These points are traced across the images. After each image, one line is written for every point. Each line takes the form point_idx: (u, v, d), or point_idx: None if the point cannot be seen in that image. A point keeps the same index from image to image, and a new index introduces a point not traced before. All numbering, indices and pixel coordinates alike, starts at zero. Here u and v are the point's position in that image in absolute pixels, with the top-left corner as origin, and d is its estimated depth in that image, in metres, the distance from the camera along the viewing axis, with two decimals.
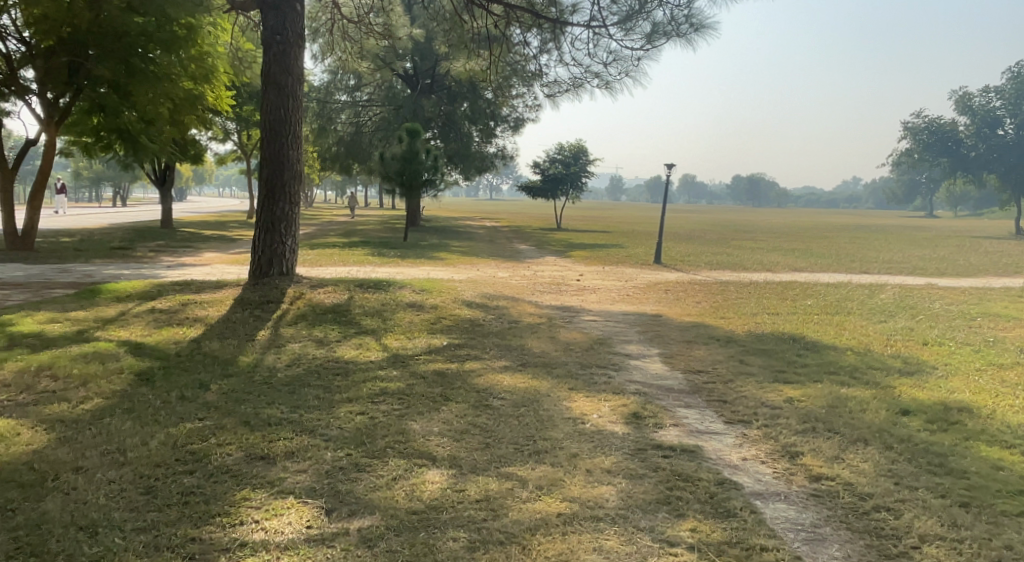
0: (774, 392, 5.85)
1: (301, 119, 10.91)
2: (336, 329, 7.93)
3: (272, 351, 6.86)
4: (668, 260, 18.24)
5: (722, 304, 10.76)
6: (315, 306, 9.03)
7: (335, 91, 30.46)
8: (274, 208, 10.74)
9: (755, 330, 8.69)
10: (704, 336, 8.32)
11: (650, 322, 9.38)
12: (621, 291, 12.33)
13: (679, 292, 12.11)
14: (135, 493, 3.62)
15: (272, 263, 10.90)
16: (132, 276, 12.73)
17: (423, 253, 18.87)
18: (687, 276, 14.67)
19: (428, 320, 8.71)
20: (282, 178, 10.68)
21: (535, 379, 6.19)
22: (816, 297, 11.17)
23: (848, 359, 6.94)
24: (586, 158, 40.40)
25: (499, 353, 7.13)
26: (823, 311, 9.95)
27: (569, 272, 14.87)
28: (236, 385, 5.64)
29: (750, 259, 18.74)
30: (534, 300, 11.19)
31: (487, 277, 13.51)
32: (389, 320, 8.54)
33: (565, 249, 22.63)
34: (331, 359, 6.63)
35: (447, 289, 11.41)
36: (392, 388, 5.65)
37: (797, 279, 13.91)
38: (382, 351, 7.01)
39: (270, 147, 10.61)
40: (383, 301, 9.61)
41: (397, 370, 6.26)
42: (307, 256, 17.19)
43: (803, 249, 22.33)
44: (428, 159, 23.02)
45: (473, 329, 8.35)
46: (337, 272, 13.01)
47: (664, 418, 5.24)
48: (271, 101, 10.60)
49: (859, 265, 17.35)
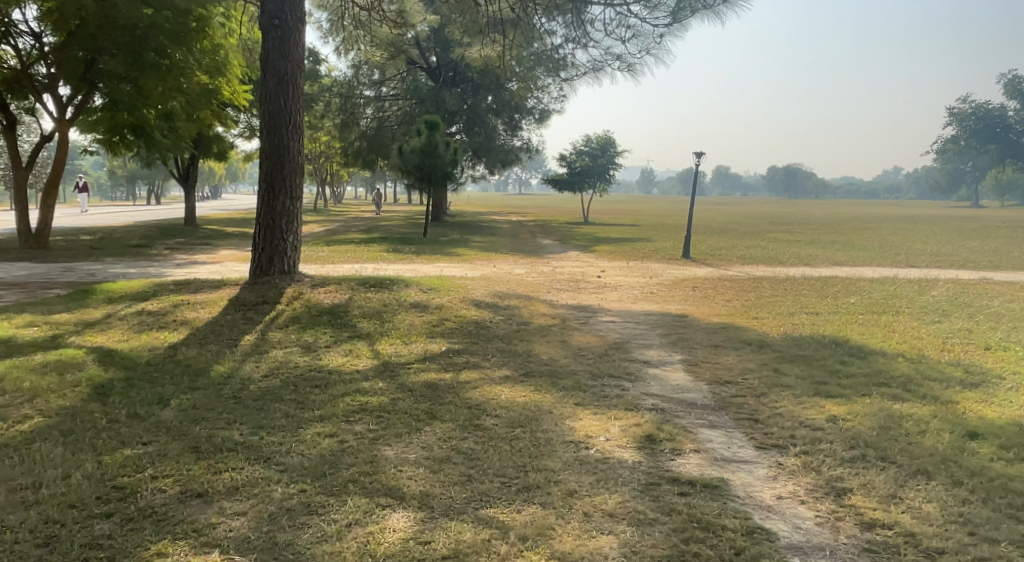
0: (813, 410, 5.06)
1: (303, 109, 10.32)
2: (328, 333, 7.33)
3: (252, 358, 6.23)
4: (698, 254, 17.42)
5: (753, 302, 9.90)
6: (311, 308, 8.43)
7: (357, 85, 29.91)
8: (275, 203, 10.15)
9: (792, 333, 7.85)
10: (733, 339, 7.53)
11: (675, 323, 8.59)
12: (645, 288, 11.54)
13: (707, 289, 11.31)
14: (30, 548, 3.05)
15: (272, 262, 10.34)
16: (136, 274, 12.31)
17: (441, 249, 18.20)
18: (718, 271, 13.83)
19: (430, 322, 8.04)
20: (283, 171, 10.12)
21: (539, 393, 5.47)
22: (860, 295, 10.25)
23: (899, 368, 6.09)
24: (614, 150, 39.60)
25: (502, 361, 6.44)
26: (868, 310, 9.05)
27: (591, 268, 14.13)
28: (200, 399, 5.00)
29: (786, 253, 17.76)
30: (550, 299, 10.45)
31: (504, 275, 12.81)
32: (388, 323, 7.93)
33: (590, 243, 21.86)
34: (314, 368, 5.98)
35: (457, 288, 10.74)
36: (373, 404, 4.97)
37: (837, 274, 12.97)
38: (373, 359, 6.35)
39: (269, 138, 10.05)
40: (385, 303, 8.97)
41: (384, 383, 5.58)
42: (321, 254, 16.65)
43: (843, 242, 21.20)
44: (447, 152, 22.40)
45: (479, 334, 7.66)
46: (346, 270, 12.43)
47: (684, 443, 4.48)
48: (270, 90, 10.03)
49: (905, 258, 16.32)
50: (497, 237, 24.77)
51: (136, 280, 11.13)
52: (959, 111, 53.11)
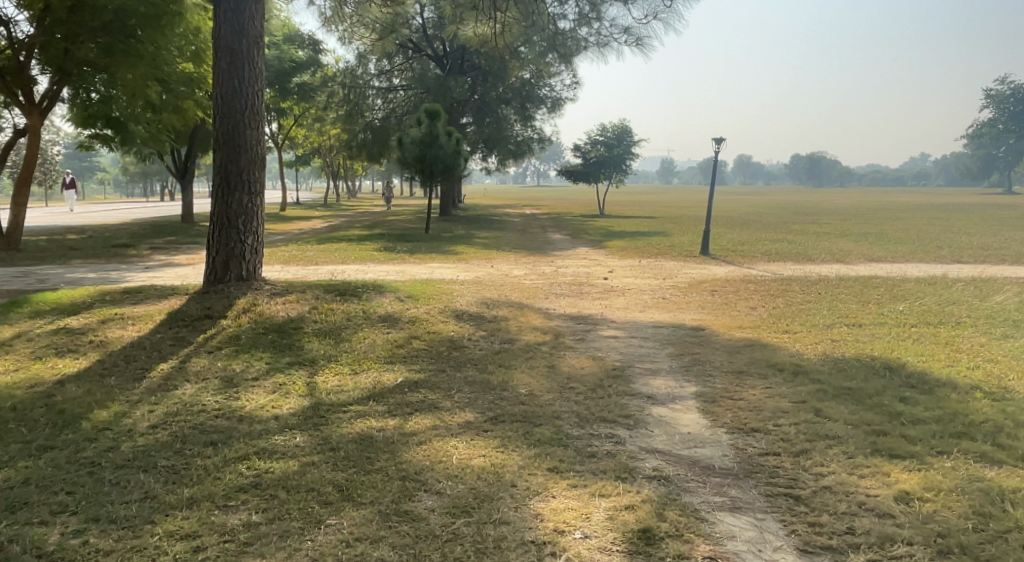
0: (877, 481, 3.73)
1: (260, 92, 9.05)
2: (264, 358, 6.02)
3: (149, 400, 4.92)
4: (718, 249, 15.98)
5: (783, 311, 8.49)
6: (258, 324, 7.15)
7: (362, 75, 28.50)
8: (229, 200, 8.82)
9: (832, 353, 6.45)
10: (761, 363, 6.16)
11: (690, 339, 7.23)
12: (656, 293, 10.14)
13: (728, 292, 9.92)
14: None
15: (228, 267, 8.98)
16: (90, 279, 11.08)
17: (438, 247, 16.90)
18: (740, 269, 12.41)
19: (393, 342, 6.73)
20: (239, 163, 8.84)
21: (504, 452, 4.13)
22: (909, 300, 8.81)
23: (981, 412, 4.73)
24: (631, 139, 37.92)
25: (468, 398, 5.12)
26: (921, 321, 7.64)
27: (598, 268, 12.78)
28: (40, 470, 3.72)
29: (816, 248, 16.18)
30: (546, 307, 9.10)
31: (498, 277, 11.48)
32: (342, 343, 6.64)
33: (602, 238, 20.51)
34: (222, 414, 4.64)
35: (440, 295, 9.44)
36: (270, 477, 3.66)
37: (877, 274, 11.48)
38: (305, 398, 5.02)
39: (221, 125, 8.77)
40: (350, 317, 7.68)
41: (303, 437, 4.23)
42: (305, 254, 15.40)
43: (876, 234, 19.58)
44: (449, 143, 21.07)
45: (450, 356, 6.37)
46: (321, 274, 11.14)
47: (696, 543, 3.20)
48: (222, 69, 8.75)
49: (948, 252, 14.76)
50: (504, 232, 23.51)
51: (81, 288, 9.89)
52: (998, 90, 50.49)
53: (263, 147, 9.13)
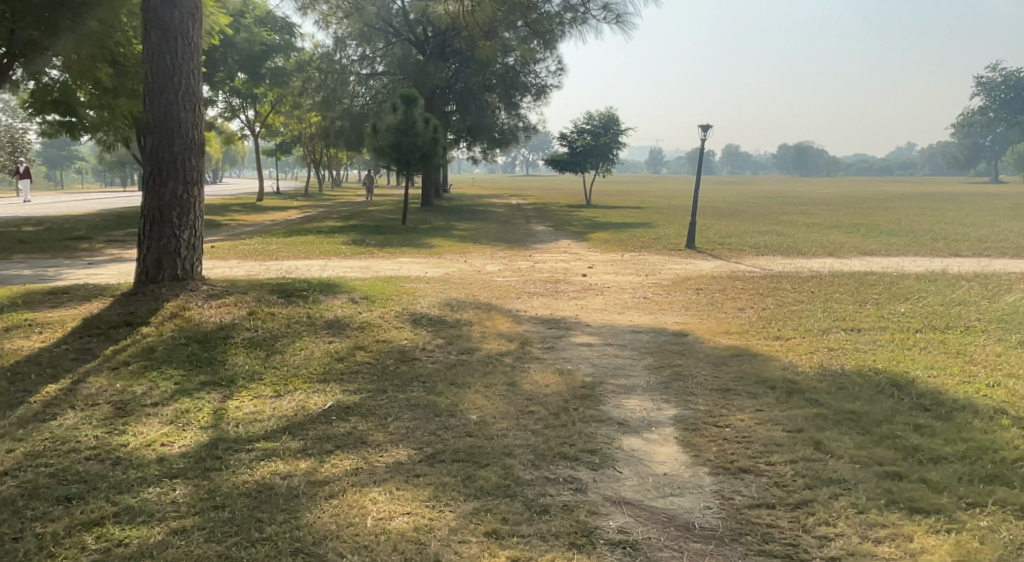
0: (896, 551, 3.00)
1: (197, 71, 8.17)
2: (174, 378, 5.15)
3: (13, 435, 4.06)
4: (705, 242, 15.21)
5: (775, 313, 7.70)
6: (182, 334, 6.28)
7: (340, 61, 27.33)
8: (162, 190, 7.94)
9: (830, 365, 5.67)
10: (752, 379, 5.35)
11: (671, 348, 6.42)
12: (638, 291, 9.33)
13: (714, 291, 9.12)
14: None
15: (161, 265, 8.10)
16: (23, 277, 10.12)
17: (411, 240, 16.02)
18: (727, 265, 11.61)
19: (333, 355, 5.87)
20: (173, 149, 7.96)
21: (435, 507, 3.33)
22: (911, 300, 8.06)
23: (1012, 446, 3.97)
24: (618, 128, 37.05)
25: (405, 429, 4.29)
26: (927, 325, 6.88)
27: (577, 263, 11.94)
28: None
29: (806, 240, 15.46)
30: (516, 309, 8.26)
31: (469, 274, 10.63)
32: (273, 355, 5.77)
33: (586, 230, 19.71)
34: (96, 454, 3.80)
35: (400, 295, 8.59)
36: (124, 556, 2.86)
37: (874, 269, 10.72)
38: (207, 431, 4.18)
39: (151, 106, 7.88)
40: (291, 323, 6.80)
41: (184, 489, 3.40)
42: (267, 247, 14.47)
43: (869, 225, 18.86)
44: (427, 130, 20.14)
45: (395, 371, 5.53)
46: (275, 271, 10.26)
47: None
48: (152, 43, 7.84)
49: (944, 245, 14.09)
50: (486, 223, 22.70)
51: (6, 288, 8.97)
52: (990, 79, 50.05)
53: (201, 131, 8.25)
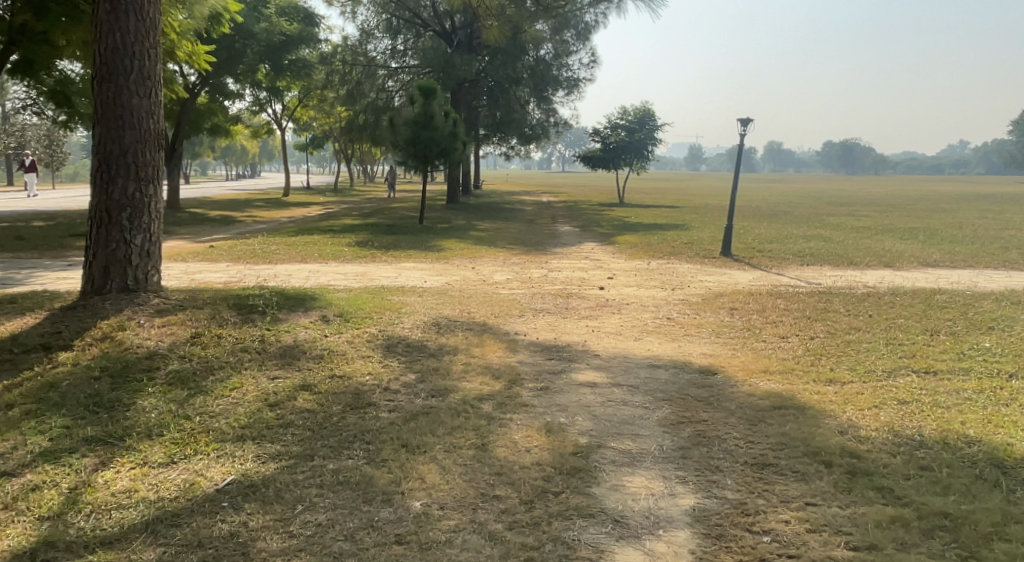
0: None
1: (156, 51, 6.87)
2: (51, 432, 4.05)
3: None
4: (744, 248, 13.77)
5: (826, 345, 6.33)
6: (96, 365, 5.15)
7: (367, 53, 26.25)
8: (110, 188, 6.68)
9: (902, 427, 4.32)
10: (801, 449, 4.02)
11: (695, 394, 5.12)
12: (662, 310, 8.02)
13: (751, 312, 7.75)
14: None
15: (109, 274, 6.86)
16: None
17: (422, 241, 14.93)
18: (768, 277, 10.19)
19: (266, 399, 4.69)
20: (123, 140, 6.69)
21: None
22: (994, 331, 6.62)
23: None
24: (653, 123, 35.58)
25: (314, 526, 3.13)
26: (1021, 369, 5.47)
27: (597, 272, 10.63)
28: None
29: (857, 247, 13.92)
30: (514, 331, 7.04)
31: (472, 285, 9.45)
32: (193, 399, 4.62)
33: (613, 231, 18.39)
34: None
35: (383, 312, 7.41)
36: None
37: (940, 286, 9.23)
38: (41, 526, 3.10)
39: (98, 93, 6.61)
40: (237, 351, 5.65)
41: None
42: (266, 248, 13.50)
43: (927, 230, 17.16)
44: (446, 125, 18.92)
45: (340, 424, 4.33)
46: (255, 278, 9.18)
47: None
48: (99, 20, 6.57)
49: (1016, 255, 12.48)
50: (510, 223, 21.53)
51: None
52: None
53: (159, 121, 6.95)
